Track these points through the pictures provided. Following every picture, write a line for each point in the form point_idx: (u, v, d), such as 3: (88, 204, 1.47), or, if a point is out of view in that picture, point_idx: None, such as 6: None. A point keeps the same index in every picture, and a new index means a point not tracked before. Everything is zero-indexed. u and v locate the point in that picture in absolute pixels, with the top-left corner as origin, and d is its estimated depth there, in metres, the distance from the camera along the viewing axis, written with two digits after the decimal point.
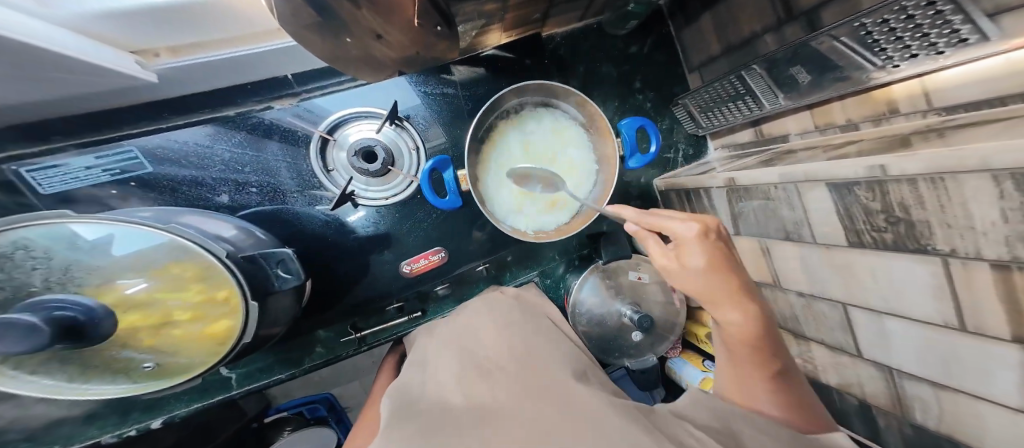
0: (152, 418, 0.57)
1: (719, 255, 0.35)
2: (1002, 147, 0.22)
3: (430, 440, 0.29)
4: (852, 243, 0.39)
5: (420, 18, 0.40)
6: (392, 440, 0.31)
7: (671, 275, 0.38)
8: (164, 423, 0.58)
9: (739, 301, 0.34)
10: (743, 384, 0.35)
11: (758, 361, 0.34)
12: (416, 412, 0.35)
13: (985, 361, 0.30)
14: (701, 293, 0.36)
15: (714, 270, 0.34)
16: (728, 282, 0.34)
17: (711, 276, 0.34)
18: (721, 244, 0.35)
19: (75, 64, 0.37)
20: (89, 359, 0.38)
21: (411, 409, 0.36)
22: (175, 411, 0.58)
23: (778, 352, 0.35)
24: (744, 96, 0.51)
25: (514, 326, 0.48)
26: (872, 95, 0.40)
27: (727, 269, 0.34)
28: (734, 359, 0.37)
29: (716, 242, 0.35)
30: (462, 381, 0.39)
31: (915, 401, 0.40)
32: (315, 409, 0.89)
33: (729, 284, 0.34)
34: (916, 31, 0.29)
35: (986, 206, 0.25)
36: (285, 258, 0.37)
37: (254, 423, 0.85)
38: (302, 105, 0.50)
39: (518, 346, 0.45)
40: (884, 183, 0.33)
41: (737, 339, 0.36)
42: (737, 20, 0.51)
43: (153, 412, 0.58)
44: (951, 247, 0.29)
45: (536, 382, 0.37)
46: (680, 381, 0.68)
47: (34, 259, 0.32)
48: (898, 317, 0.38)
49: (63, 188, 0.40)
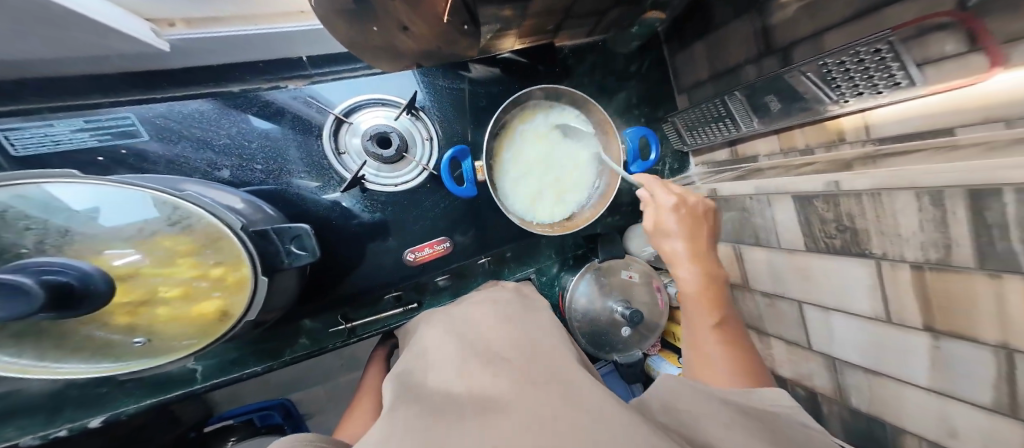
0: (91, 416, 0.53)
1: (692, 223, 0.45)
2: (941, 171, 0.31)
3: (434, 418, 0.28)
4: (809, 248, 0.46)
5: (450, 15, 0.43)
6: (397, 417, 0.29)
7: (653, 240, 0.47)
8: (105, 421, 0.54)
9: (700, 258, 0.42)
10: (696, 348, 0.38)
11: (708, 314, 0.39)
12: (425, 397, 0.33)
13: (908, 345, 0.38)
14: (667, 253, 0.45)
15: (683, 230, 0.44)
16: (693, 244, 0.44)
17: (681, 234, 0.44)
18: (695, 219, 0.45)
19: (84, 23, 0.39)
20: (58, 338, 0.35)
21: (419, 394, 0.34)
22: (121, 408, 0.54)
23: (732, 321, 0.39)
24: (725, 118, 0.59)
25: (516, 319, 0.48)
26: (825, 125, 0.48)
27: (696, 232, 0.44)
28: (691, 324, 0.40)
29: (692, 212, 0.46)
30: (464, 364, 0.38)
31: (854, 385, 0.47)
32: (268, 417, 0.85)
33: (692, 244, 0.43)
34: (866, 73, 0.37)
35: (910, 217, 0.34)
36: (301, 235, 0.36)
37: (192, 432, 0.81)
38: (306, 89, 0.48)
39: (517, 334, 0.44)
40: (837, 196, 0.40)
41: (693, 295, 0.41)
42: (725, 51, 0.59)
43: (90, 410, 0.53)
44: (884, 251, 0.37)
45: (543, 366, 0.37)
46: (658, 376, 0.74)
47: (29, 220, 0.30)
48: (843, 311, 0.45)
49: (41, 150, 0.37)
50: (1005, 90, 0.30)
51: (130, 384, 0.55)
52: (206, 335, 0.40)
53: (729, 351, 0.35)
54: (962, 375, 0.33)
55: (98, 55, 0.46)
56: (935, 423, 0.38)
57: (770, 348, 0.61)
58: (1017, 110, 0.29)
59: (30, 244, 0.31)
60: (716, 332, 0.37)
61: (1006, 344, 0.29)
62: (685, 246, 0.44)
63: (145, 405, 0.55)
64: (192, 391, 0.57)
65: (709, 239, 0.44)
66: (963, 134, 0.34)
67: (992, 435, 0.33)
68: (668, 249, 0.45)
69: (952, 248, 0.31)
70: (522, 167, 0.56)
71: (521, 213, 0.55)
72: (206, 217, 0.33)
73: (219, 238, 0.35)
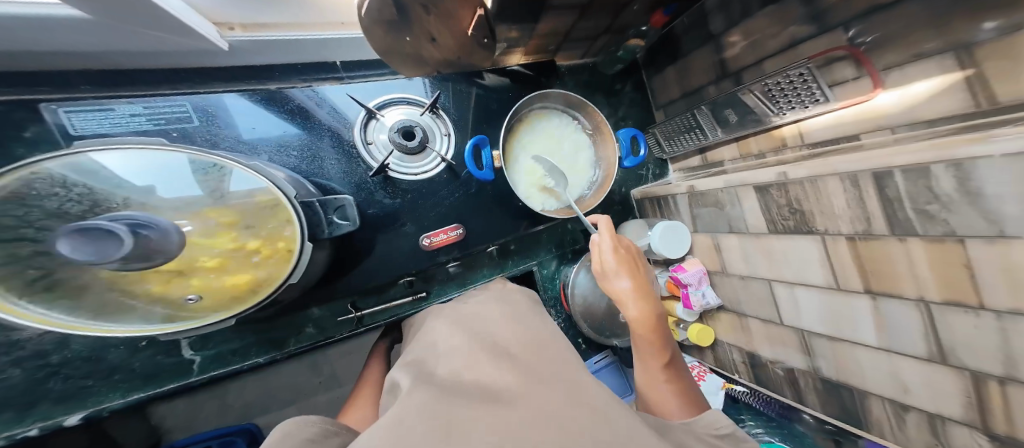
0: (68, 413, 0.49)
1: (630, 262, 0.52)
2: (859, 161, 0.41)
3: (454, 406, 0.28)
4: (771, 230, 0.56)
5: (473, 29, 0.51)
6: (413, 400, 0.29)
7: (602, 278, 0.53)
8: (84, 419, 0.50)
9: (644, 297, 0.49)
10: (651, 383, 0.45)
11: (656, 350, 0.46)
12: (434, 380, 0.35)
13: (855, 312, 0.46)
14: (617, 294, 0.51)
15: (625, 269, 0.51)
16: (638, 284, 0.50)
17: (626, 275, 0.51)
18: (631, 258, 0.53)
19: (165, 18, 0.41)
20: (91, 302, 0.35)
21: (427, 378, 0.35)
22: (104, 403, 0.51)
23: (673, 353, 0.47)
24: (696, 129, 0.71)
25: (520, 317, 0.49)
26: (773, 133, 0.59)
27: (636, 271, 0.51)
28: (642, 359, 0.48)
29: (627, 250, 0.54)
30: (472, 357, 0.38)
31: (818, 353, 0.54)
32: (230, 443, 0.87)
33: (637, 283, 0.50)
34: (796, 90, 0.50)
35: (839, 199, 0.44)
36: (342, 205, 0.41)
37: None
38: (350, 86, 0.54)
39: (522, 330, 0.45)
40: (786, 184, 0.51)
41: (643, 332, 0.47)
42: (690, 76, 0.72)
43: (68, 407, 0.50)
44: (825, 227, 0.47)
45: (550, 361, 0.38)
46: None
47: (81, 190, 0.32)
48: (805, 284, 0.53)
49: (97, 130, 0.38)
50: (888, 105, 0.42)
51: (116, 378, 0.53)
52: (227, 310, 0.41)
53: (674, 383, 0.44)
54: (900, 330, 0.41)
55: (162, 50, 0.48)
56: (891, 383, 0.44)
57: (749, 331, 0.67)
58: (900, 120, 0.41)
59: (117, 201, 0.33)
60: (665, 369, 0.45)
61: (921, 297, 0.38)
62: (631, 287, 0.50)
63: (131, 401, 0.52)
64: (187, 384, 0.55)
65: (646, 276, 0.52)
66: (866, 139, 0.45)
67: (930, 376, 0.39)
68: (616, 287, 0.51)
69: (871, 218, 0.41)
70: (533, 156, 0.64)
71: (527, 194, 0.62)
72: (267, 187, 0.38)
73: (266, 207, 0.39)
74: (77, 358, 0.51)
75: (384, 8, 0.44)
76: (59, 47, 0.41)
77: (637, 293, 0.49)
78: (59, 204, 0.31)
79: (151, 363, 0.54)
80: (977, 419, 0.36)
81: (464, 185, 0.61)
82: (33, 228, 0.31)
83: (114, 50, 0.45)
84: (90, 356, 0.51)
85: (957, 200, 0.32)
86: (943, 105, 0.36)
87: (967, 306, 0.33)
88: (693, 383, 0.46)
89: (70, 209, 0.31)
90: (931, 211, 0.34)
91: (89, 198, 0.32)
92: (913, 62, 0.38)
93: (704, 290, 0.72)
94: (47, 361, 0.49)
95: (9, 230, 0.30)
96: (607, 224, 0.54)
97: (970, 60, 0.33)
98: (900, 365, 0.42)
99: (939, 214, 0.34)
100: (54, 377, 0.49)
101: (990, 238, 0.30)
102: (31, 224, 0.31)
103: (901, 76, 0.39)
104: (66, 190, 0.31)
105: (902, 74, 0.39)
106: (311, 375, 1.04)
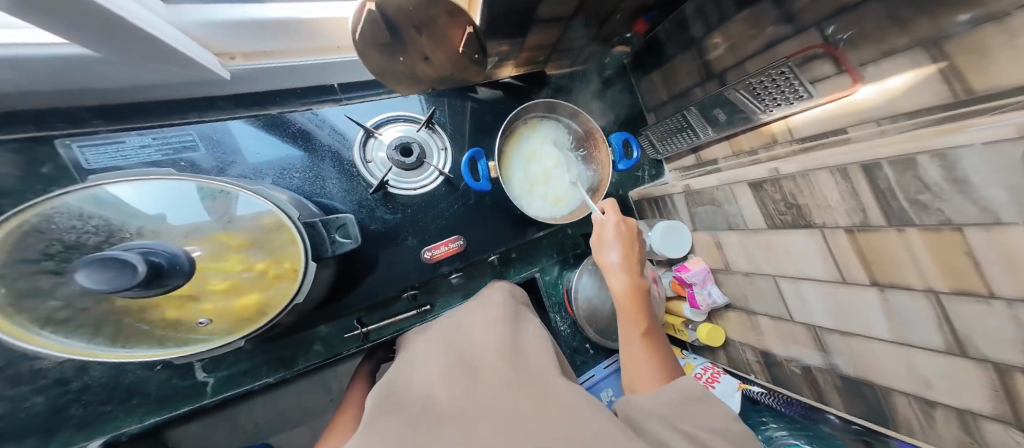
0: (87, 439, 0.51)
1: (626, 238, 0.57)
2: (848, 157, 0.41)
3: (412, 431, 0.31)
4: (769, 225, 0.56)
5: (464, 47, 0.52)
6: (376, 430, 0.32)
7: (596, 249, 0.58)
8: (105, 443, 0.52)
9: (629, 271, 0.54)
10: (629, 352, 0.49)
11: (636, 320, 0.50)
12: (405, 405, 0.37)
13: (863, 303, 0.46)
14: (605, 265, 0.56)
15: (619, 243, 0.56)
16: (627, 259, 0.55)
17: (618, 249, 0.56)
18: (629, 233, 0.57)
19: (164, 50, 0.42)
20: (110, 328, 0.36)
21: (399, 403, 0.38)
22: (122, 428, 0.53)
23: (654, 326, 0.51)
24: (687, 128, 0.73)
25: (500, 321, 0.51)
26: (762, 130, 0.60)
27: (629, 247, 0.56)
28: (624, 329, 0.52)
29: (628, 226, 0.57)
30: (445, 371, 0.42)
31: (834, 350, 0.53)
32: None
33: (626, 257, 0.55)
34: (780, 89, 0.52)
35: (831, 192, 0.45)
36: (345, 223, 0.42)
37: None
38: (347, 107, 0.56)
39: (504, 339, 0.47)
40: (779, 180, 0.52)
41: (626, 303, 0.52)
42: (678, 78, 0.74)
43: (90, 432, 0.51)
44: (822, 220, 0.47)
45: (531, 377, 0.40)
46: None
47: (86, 225, 0.32)
48: (809, 279, 0.53)
49: (108, 164, 0.40)
50: (868, 99, 0.43)
51: (134, 401, 0.54)
52: (240, 330, 0.42)
53: (650, 353, 0.47)
54: (912, 324, 0.41)
55: (173, 82, 0.50)
56: (911, 379, 0.43)
57: (760, 329, 0.66)
58: (883, 112, 0.42)
59: (131, 230, 0.34)
60: (643, 341, 0.49)
61: (929, 288, 0.38)
62: (620, 260, 0.55)
63: (149, 424, 0.54)
64: (201, 405, 0.57)
65: (638, 252, 0.56)
66: (853, 132, 0.45)
67: (950, 368, 0.38)
68: (606, 259, 0.56)
69: (866, 209, 0.41)
70: (527, 163, 0.65)
71: (519, 200, 0.62)
72: (272, 210, 0.39)
73: (271, 228, 0.40)
74: (97, 384, 0.52)
75: (375, 33, 0.45)
76: (76, 82, 0.43)
77: (624, 268, 0.55)
78: (77, 236, 0.32)
79: (167, 386, 0.56)
80: (1008, 414, 0.35)
81: (463, 197, 0.62)
82: (55, 260, 0.32)
83: (128, 85, 0.47)
84: (108, 381, 0.53)
85: (947, 189, 0.32)
86: (923, 96, 0.37)
87: (978, 295, 0.33)
88: (671, 356, 0.48)
89: (86, 240, 0.32)
90: (924, 200, 0.35)
91: (105, 228, 0.33)
92: (885, 57, 0.40)
93: (709, 289, 0.72)
94: (68, 388, 0.51)
95: (33, 263, 0.31)
96: (614, 204, 0.59)
97: (939, 53, 0.34)
98: (903, 353, 0.43)
99: (933, 203, 0.34)
100: (75, 403, 0.51)
101: (986, 225, 0.30)
102: (53, 256, 0.32)
103: (876, 71, 0.41)
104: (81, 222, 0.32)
105: (878, 69, 0.41)
106: (320, 394, 1.04)
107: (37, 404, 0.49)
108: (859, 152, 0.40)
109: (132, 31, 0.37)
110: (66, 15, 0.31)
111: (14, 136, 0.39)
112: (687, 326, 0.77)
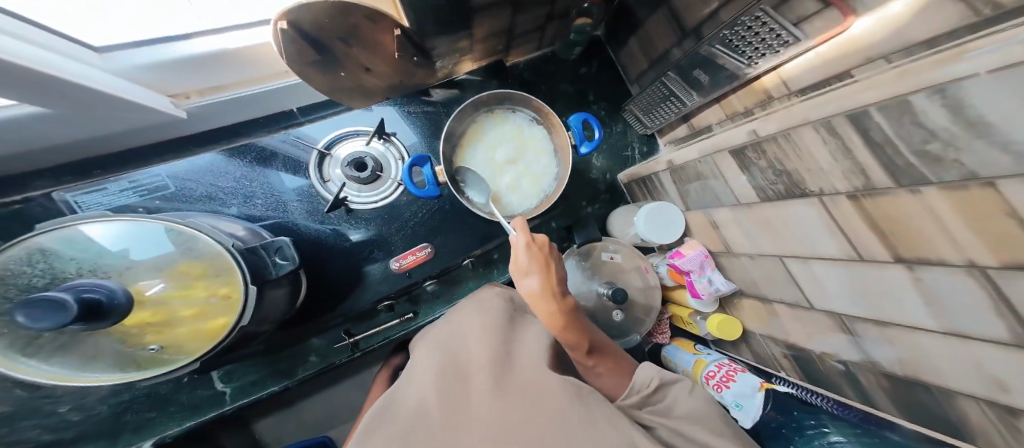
0: (142, 440, 0.58)
1: (541, 258, 0.48)
2: (835, 104, 0.34)
3: None
4: (762, 198, 0.48)
5: (399, 51, 0.52)
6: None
7: (514, 278, 0.49)
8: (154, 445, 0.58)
9: (552, 295, 0.46)
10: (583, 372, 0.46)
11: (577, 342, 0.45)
12: (399, 418, 0.38)
13: (893, 287, 0.35)
14: (528, 294, 0.48)
15: (534, 268, 0.47)
16: (547, 284, 0.47)
17: (536, 275, 0.47)
18: (544, 250, 0.48)
19: (112, 101, 0.47)
20: (96, 351, 0.42)
21: (395, 416, 0.38)
22: (165, 431, 0.59)
23: (596, 340, 0.47)
24: (671, 96, 0.66)
25: (499, 332, 0.48)
26: (754, 87, 0.52)
27: (547, 268, 0.47)
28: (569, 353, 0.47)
29: (541, 245, 0.48)
30: (442, 389, 0.40)
31: (873, 345, 0.41)
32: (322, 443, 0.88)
33: (546, 281, 0.46)
34: (759, 37, 0.45)
35: (821, 152, 0.37)
36: (281, 246, 0.43)
37: None
38: (292, 133, 0.58)
39: (497, 351, 0.44)
40: (762, 143, 0.45)
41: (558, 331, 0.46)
42: (654, 42, 0.67)
43: (143, 434, 0.59)
44: (820, 188, 0.38)
45: (523, 403, 0.36)
46: (676, 368, 0.72)
47: (43, 269, 0.37)
48: (819, 258, 0.43)
49: (98, 209, 0.48)
50: (866, 32, 0.35)
51: (172, 409, 0.60)
52: (195, 352, 0.43)
53: (601, 370, 0.45)
54: (958, 307, 0.29)
55: (142, 126, 0.57)
56: (980, 377, 0.30)
57: (779, 317, 0.57)
58: (889, 47, 0.33)
59: (72, 271, 0.38)
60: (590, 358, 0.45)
61: (972, 262, 0.26)
62: (541, 287, 0.47)
63: (185, 428, 0.60)
64: (222, 412, 0.61)
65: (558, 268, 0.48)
66: (858, 75, 0.36)
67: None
68: (527, 288, 0.48)
69: (866, 169, 0.32)
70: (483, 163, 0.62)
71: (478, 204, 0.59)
72: (202, 238, 0.40)
73: (213, 262, 0.42)
74: (141, 395, 0.59)
75: (302, 51, 0.44)
76: (67, 132, 0.50)
77: (547, 294, 0.46)
78: (29, 280, 0.37)
79: (194, 395, 0.61)
80: None
81: (427, 204, 0.62)
82: (14, 301, 0.37)
83: (118, 130, 0.55)
84: (151, 393, 0.59)
85: (961, 135, 0.23)
86: (932, 19, 0.29)
87: None
88: (619, 359, 0.47)
89: (34, 283, 0.37)
90: (936, 152, 0.26)
91: (49, 272, 0.37)
92: None
93: (710, 275, 0.64)
94: (121, 398, 0.58)
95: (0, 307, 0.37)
96: (523, 219, 0.49)
97: None
98: (936, 346, 0.33)
99: (947, 155, 0.25)
100: (128, 410, 0.58)
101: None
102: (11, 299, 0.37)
103: None
104: (44, 264, 0.37)
105: None
106: None
107: (103, 411, 0.57)
108: (842, 98, 0.33)
109: (78, 89, 0.42)
110: (13, 81, 0.36)
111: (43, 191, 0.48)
112: (695, 318, 0.69)
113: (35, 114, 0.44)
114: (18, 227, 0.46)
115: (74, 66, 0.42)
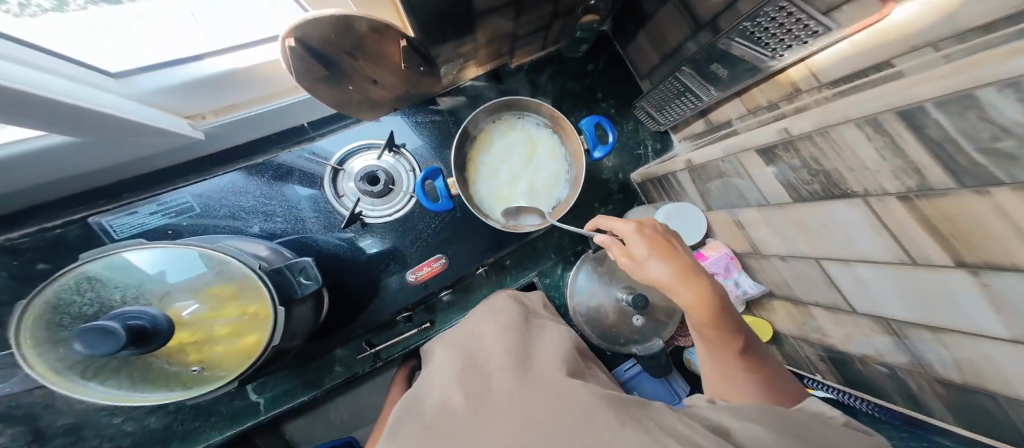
0: None
1: (660, 244, 0.44)
2: (881, 99, 0.31)
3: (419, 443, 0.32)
4: (794, 197, 0.45)
5: (405, 61, 0.51)
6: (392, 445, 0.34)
7: (632, 270, 0.46)
8: None
9: (691, 279, 0.41)
10: (729, 370, 0.40)
11: (723, 335, 0.40)
12: (420, 413, 0.39)
13: (950, 292, 0.31)
14: (659, 280, 0.42)
15: (658, 253, 0.43)
16: (680, 265, 0.42)
17: (662, 260, 0.42)
18: (660, 237, 0.46)
19: (127, 125, 0.47)
20: (145, 374, 0.43)
21: (414, 415, 0.39)
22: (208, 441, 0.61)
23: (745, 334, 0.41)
24: (686, 92, 0.63)
25: (518, 339, 0.47)
26: (778, 79, 0.49)
27: (673, 252, 0.43)
28: (710, 347, 0.41)
29: (655, 233, 0.46)
30: (459, 390, 0.39)
31: (928, 352, 0.37)
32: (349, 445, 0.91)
33: (679, 263, 0.42)
34: (784, 28, 0.41)
35: (866, 150, 0.33)
36: (303, 266, 0.44)
37: None
38: (307, 149, 0.59)
39: (516, 357, 0.43)
40: (794, 141, 0.42)
41: (704, 320, 0.40)
42: (666, 35, 0.65)
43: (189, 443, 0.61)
44: (863, 187, 0.35)
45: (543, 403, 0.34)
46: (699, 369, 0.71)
47: (89, 296, 0.39)
48: (864, 261, 0.39)
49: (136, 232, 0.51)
50: (910, 17, 0.32)
51: (213, 419, 0.62)
52: (235, 369, 0.44)
53: (752, 368, 0.39)
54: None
55: (168, 148, 0.59)
56: None
57: (814, 320, 0.53)
58: (937, 33, 0.30)
59: (117, 298, 0.39)
60: (739, 351, 0.40)
61: None
62: (672, 270, 0.42)
63: (226, 437, 0.62)
64: (258, 422, 0.63)
65: (683, 253, 0.44)
66: (901, 64, 0.33)
67: None
68: (653, 275, 0.43)
69: (920, 167, 0.29)
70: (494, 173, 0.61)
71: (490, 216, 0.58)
72: (229, 260, 0.41)
73: (241, 283, 0.42)
74: (186, 406, 0.62)
75: (311, 69, 0.44)
76: (99, 157, 0.52)
77: (683, 277, 0.41)
78: (80, 308, 0.39)
79: (232, 406, 0.63)
80: None
81: (441, 214, 0.62)
82: (69, 329, 0.39)
83: (148, 152, 0.57)
84: (194, 404, 0.62)
85: None
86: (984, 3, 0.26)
87: None
88: (768, 357, 0.41)
89: (85, 311, 0.39)
90: (1007, 150, 0.22)
91: (97, 300, 0.39)
92: None
93: (737, 277, 0.62)
94: (167, 409, 0.61)
95: (57, 334, 0.39)
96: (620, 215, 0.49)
97: None
98: (1007, 359, 0.29)
99: (1022, 152, 0.21)
100: (175, 420, 0.61)
101: None
102: (65, 326, 0.39)
103: None
104: (91, 292, 0.39)
105: None
106: None
107: (152, 421, 0.60)
108: (891, 93, 0.30)
109: (97, 116, 0.43)
110: (35, 113, 0.36)
111: (78, 216, 0.50)
112: None
113: (71, 143, 0.46)
114: (59, 252, 0.49)
115: (64, 86, 0.40)
